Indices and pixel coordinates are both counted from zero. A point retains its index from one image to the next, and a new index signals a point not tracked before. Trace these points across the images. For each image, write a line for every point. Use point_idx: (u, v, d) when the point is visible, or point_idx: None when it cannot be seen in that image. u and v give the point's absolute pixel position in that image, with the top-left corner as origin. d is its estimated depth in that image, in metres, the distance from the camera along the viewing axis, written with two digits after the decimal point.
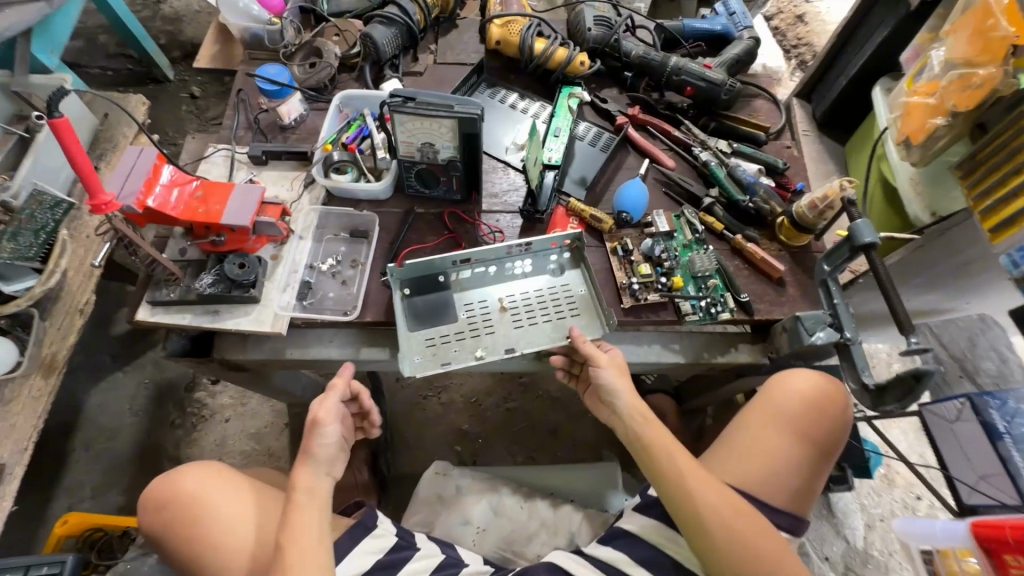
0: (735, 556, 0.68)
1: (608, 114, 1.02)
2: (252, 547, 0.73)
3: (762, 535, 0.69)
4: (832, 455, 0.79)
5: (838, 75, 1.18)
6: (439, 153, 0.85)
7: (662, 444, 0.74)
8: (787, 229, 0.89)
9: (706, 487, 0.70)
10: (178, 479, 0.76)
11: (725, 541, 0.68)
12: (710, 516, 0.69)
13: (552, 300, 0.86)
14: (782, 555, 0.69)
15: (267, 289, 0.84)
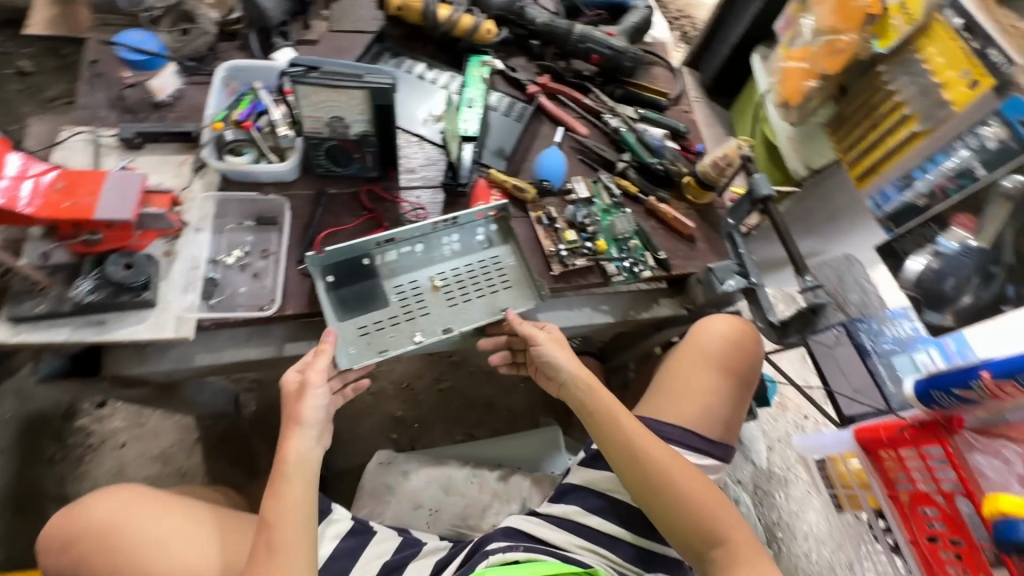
0: (676, 506, 0.70)
1: (518, 83, 1.02)
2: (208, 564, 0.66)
3: (699, 486, 0.72)
4: (751, 393, 0.89)
5: (723, 43, 1.28)
6: (350, 128, 0.80)
7: (605, 404, 0.76)
8: (694, 187, 0.96)
9: (647, 439, 0.74)
10: (100, 501, 0.68)
11: (666, 492, 0.71)
12: (652, 467, 0.72)
13: (483, 273, 0.85)
14: (719, 503, 0.71)
15: (164, 290, 0.74)
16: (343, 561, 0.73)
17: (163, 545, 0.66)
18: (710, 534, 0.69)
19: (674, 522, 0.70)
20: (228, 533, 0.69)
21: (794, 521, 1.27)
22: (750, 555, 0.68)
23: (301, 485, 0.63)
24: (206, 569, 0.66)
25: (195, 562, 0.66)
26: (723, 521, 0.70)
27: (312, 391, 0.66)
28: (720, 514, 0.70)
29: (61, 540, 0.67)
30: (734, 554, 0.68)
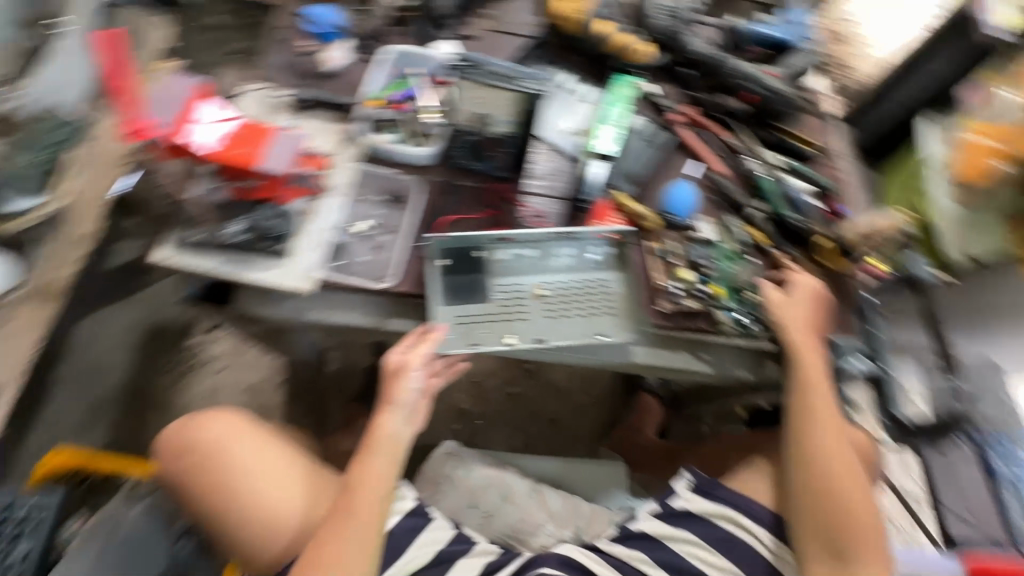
0: (835, 523, 0.75)
1: (660, 110, 0.99)
2: (293, 511, 0.68)
3: (864, 519, 0.75)
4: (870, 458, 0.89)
5: (883, 106, 1.13)
6: (495, 128, 0.86)
7: (817, 402, 0.79)
8: (829, 252, 0.89)
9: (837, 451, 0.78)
10: (199, 425, 0.70)
11: (832, 504, 0.75)
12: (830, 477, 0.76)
13: (588, 290, 0.84)
14: (872, 543, 0.75)
15: (296, 244, 0.80)
16: (399, 539, 0.75)
17: (256, 478, 0.69)
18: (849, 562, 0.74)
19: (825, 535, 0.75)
20: (315, 484, 0.72)
21: None
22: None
23: (385, 457, 0.68)
24: (291, 510, 0.68)
25: (282, 503, 0.68)
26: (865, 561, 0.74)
27: (410, 372, 0.69)
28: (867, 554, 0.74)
29: (167, 448, 0.71)
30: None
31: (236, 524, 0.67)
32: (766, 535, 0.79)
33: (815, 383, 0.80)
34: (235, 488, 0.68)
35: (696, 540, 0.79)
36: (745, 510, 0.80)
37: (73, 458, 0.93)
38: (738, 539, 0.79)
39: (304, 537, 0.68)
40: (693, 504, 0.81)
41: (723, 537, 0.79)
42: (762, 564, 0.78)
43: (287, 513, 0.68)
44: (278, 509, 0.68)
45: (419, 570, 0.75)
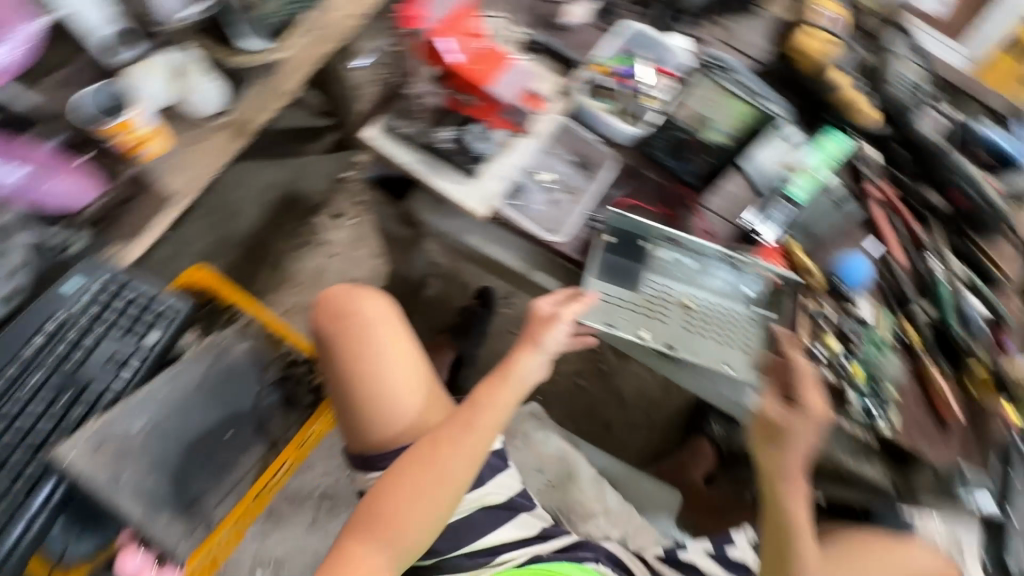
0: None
1: (860, 177, 0.95)
2: (409, 410, 0.71)
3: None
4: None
5: None
6: (709, 136, 0.85)
7: (791, 504, 0.76)
8: (982, 382, 0.85)
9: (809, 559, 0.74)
10: (361, 297, 0.74)
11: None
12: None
13: (732, 320, 0.84)
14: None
15: (486, 170, 0.83)
16: (482, 472, 0.76)
17: (389, 367, 0.71)
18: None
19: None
20: (433, 394, 0.74)
21: None
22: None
23: (512, 393, 0.69)
24: (409, 408, 0.71)
25: (403, 398, 0.71)
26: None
27: (560, 324, 0.72)
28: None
29: (324, 304, 0.75)
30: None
31: (358, 400, 0.70)
32: None
33: (796, 482, 0.76)
34: (368, 368, 0.70)
35: None
36: None
37: (211, 277, 0.98)
38: None
39: (411, 434, 0.71)
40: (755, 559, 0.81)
41: None
42: None
43: (405, 411, 0.71)
44: (397, 405, 0.71)
45: (490, 506, 0.75)
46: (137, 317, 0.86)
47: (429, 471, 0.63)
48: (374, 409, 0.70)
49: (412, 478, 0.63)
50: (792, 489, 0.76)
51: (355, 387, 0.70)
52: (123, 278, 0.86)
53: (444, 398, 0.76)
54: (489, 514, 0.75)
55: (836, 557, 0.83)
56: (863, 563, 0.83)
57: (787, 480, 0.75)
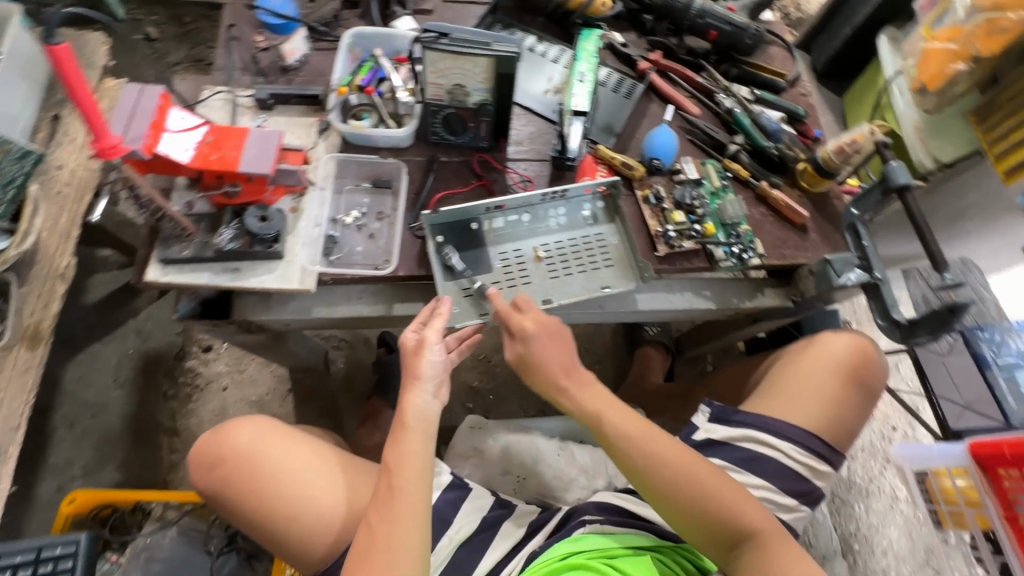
0: (690, 495, 0.67)
1: (628, 59, 1.00)
2: (335, 504, 0.71)
3: (714, 478, 0.68)
4: (851, 382, 0.83)
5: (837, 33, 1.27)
6: (470, 97, 0.83)
7: (584, 392, 0.72)
8: (810, 174, 0.91)
9: (626, 425, 0.70)
10: (231, 433, 0.73)
11: (669, 487, 0.67)
12: (645, 456, 0.69)
13: (587, 246, 0.85)
14: (740, 493, 0.68)
15: (290, 245, 0.79)
16: (446, 512, 0.76)
17: (295, 477, 0.71)
18: (733, 531, 0.67)
19: (685, 516, 0.68)
20: (353, 476, 0.74)
21: (873, 535, 1.30)
22: (779, 546, 0.66)
23: (418, 437, 0.67)
24: (334, 503, 0.71)
25: (324, 498, 0.71)
26: (750, 516, 0.67)
27: (430, 347, 0.69)
28: (747, 509, 0.67)
29: (198, 461, 0.73)
30: (764, 543, 0.66)
31: (282, 526, 0.70)
32: (792, 447, 0.78)
33: (567, 380, 0.72)
34: (274, 492, 0.70)
35: (727, 465, 0.79)
36: (770, 429, 0.79)
37: (98, 492, 0.89)
38: (768, 456, 0.78)
39: (351, 525, 0.70)
40: (717, 434, 0.81)
41: (751, 456, 0.79)
42: (794, 474, 0.79)
43: (332, 507, 0.70)
44: (323, 507, 0.70)
45: (469, 538, 0.75)
46: None
47: (379, 556, 0.61)
48: (303, 524, 0.70)
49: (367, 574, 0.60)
50: (572, 384, 0.72)
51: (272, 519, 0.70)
52: None
53: (366, 470, 0.76)
54: (473, 544, 0.75)
55: (771, 393, 0.84)
56: (789, 389, 0.83)
57: (562, 385, 0.72)
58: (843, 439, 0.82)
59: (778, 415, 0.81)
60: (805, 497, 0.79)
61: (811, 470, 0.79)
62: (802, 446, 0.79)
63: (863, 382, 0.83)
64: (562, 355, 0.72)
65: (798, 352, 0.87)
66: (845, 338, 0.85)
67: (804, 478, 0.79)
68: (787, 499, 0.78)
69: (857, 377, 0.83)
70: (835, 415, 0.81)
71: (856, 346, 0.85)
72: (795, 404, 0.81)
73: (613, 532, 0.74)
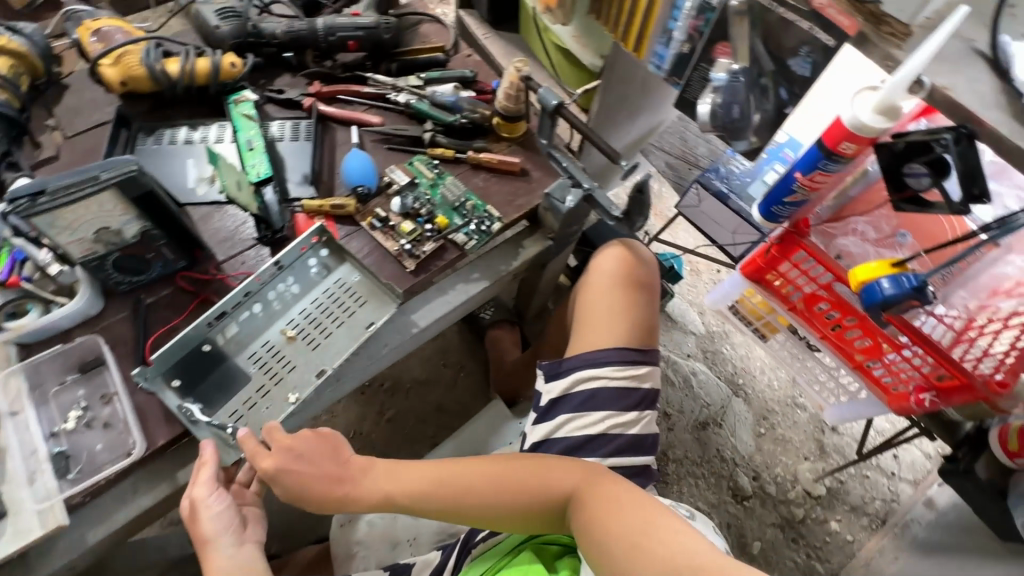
0: (498, 504, 0.67)
1: (291, 103, 0.96)
2: None
3: (511, 472, 0.69)
4: (634, 286, 0.89)
5: None
6: (124, 232, 0.73)
7: (368, 478, 0.70)
8: (504, 125, 0.94)
9: (417, 481, 0.70)
10: None
11: (481, 508, 0.67)
12: (446, 497, 0.68)
13: (334, 298, 0.81)
14: (542, 467, 0.69)
15: (5, 493, 0.65)
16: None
17: None
18: (556, 504, 0.67)
19: (511, 520, 0.68)
20: None
21: (748, 365, 1.46)
22: (593, 490, 0.65)
23: None
24: None
25: None
26: (560, 481, 0.68)
27: (205, 503, 0.63)
28: (550, 479, 0.68)
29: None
30: (581, 498, 0.66)
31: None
32: (610, 368, 0.82)
33: (342, 483, 0.69)
34: None
35: (573, 414, 0.82)
36: (588, 362, 0.83)
37: None
38: (596, 389, 0.82)
39: None
40: (552, 391, 0.84)
41: (586, 397, 0.82)
42: (623, 390, 0.82)
43: None
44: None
45: None
46: None
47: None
48: None
49: None
50: (352, 483, 0.70)
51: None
52: None
53: None
54: None
55: (580, 331, 0.89)
56: (590, 321, 0.88)
57: (341, 492, 0.69)
58: (647, 335, 0.87)
59: (589, 346, 0.85)
60: (644, 401, 0.83)
61: (636, 378, 0.83)
62: (618, 362, 0.83)
63: (639, 279, 0.90)
64: (321, 464, 0.68)
65: (583, 286, 0.93)
66: (608, 249, 0.92)
67: (635, 388, 0.83)
68: (630, 414, 0.82)
69: (632, 278, 0.90)
70: (631, 321, 0.87)
71: (622, 251, 0.91)
72: (598, 330, 0.86)
73: (494, 545, 0.73)
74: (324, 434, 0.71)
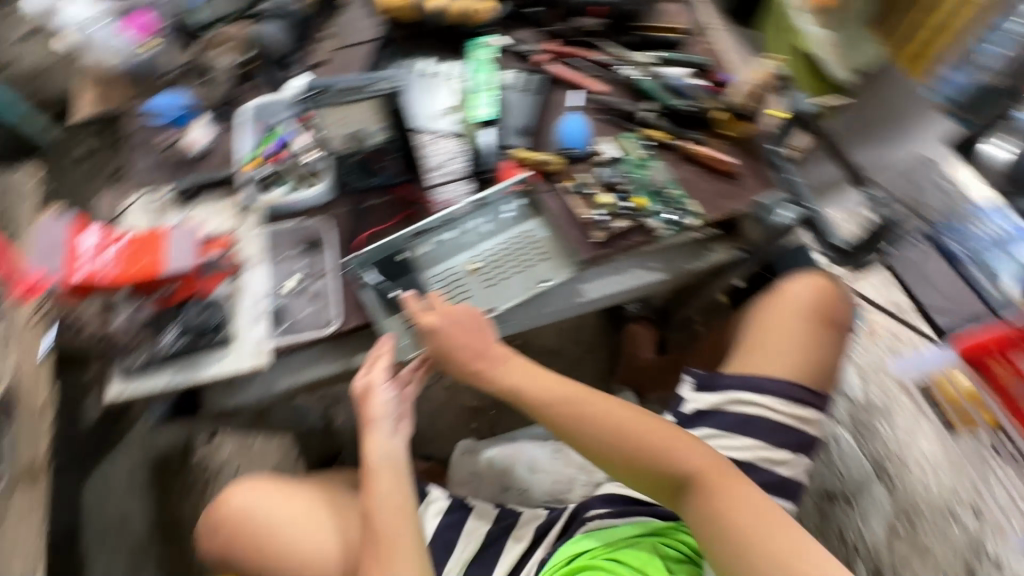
0: (616, 446, 0.67)
1: (525, 57, 1.00)
2: (332, 550, 0.67)
3: (641, 426, 0.67)
4: (826, 327, 0.81)
5: None
6: (370, 140, 0.85)
7: (505, 367, 0.73)
8: (728, 122, 0.90)
9: (546, 392, 0.71)
10: (224, 500, 0.71)
11: (598, 441, 0.68)
12: (569, 417, 0.69)
13: (518, 246, 0.86)
14: (674, 436, 0.67)
15: (237, 326, 0.80)
16: (448, 536, 0.76)
17: (286, 530, 0.69)
18: (667, 478, 0.66)
19: (619, 465, 0.68)
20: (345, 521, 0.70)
21: (904, 450, 1.28)
22: (717, 483, 0.64)
23: (388, 478, 0.68)
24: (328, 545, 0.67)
25: (318, 546, 0.68)
26: (683, 458, 0.65)
27: (378, 388, 0.71)
28: (678, 450, 0.65)
29: (207, 529, 0.72)
30: (700, 483, 0.64)
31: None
32: (775, 401, 0.77)
33: (480, 363, 0.73)
34: (275, 547, 0.68)
35: (719, 432, 0.78)
36: (750, 386, 0.78)
37: None
38: (754, 415, 0.77)
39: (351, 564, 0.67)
40: (701, 404, 0.81)
41: (741, 418, 0.78)
42: (783, 427, 0.77)
43: (327, 551, 0.67)
44: (319, 558, 0.67)
45: (477, 556, 0.76)
46: None
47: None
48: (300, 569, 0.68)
49: None
50: (489, 365, 0.73)
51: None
52: None
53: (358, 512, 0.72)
54: (482, 563, 0.76)
55: (746, 351, 0.82)
56: (762, 343, 0.81)
57: (476, 369, 0.73)
58: (826, 381, 0.81)
59: (758, 370, 0.79)
60: (802, 446, 0.78)
61: (801, 420, 0.78)
62: (788, 398, 0.77)
63: (832, 321, 0.82)
64: (469, 341, 0.72)
65: (764, 303, 0.86)
66: (805, 275, 0.85)
67: (796, 428, 0.77)
68: (784, 452, 0.77)
69: (825, 318, 0.82)
70: (813, 358, 0.80)
71: (826, 284, 0.83)
72: (770, 356, 0.80)
73: (614, 526, 0.75)
74: (478, 319, 0.73)
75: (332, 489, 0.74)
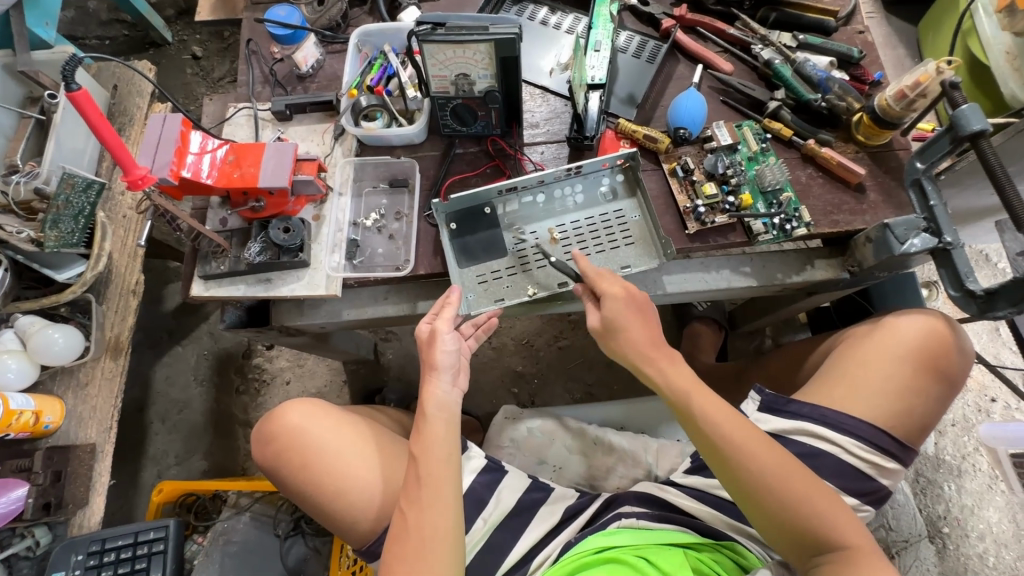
0: (772, 493, 0.63)
1: (651, 19, 0.92)
2: (375, 486, 0.71)
3: (801, 478, 0.63)
4: (937, 380, 0.73)
5: None
6: (476, 85, 0.79)
7: (672, 371, 0.70)
8: (866, 126, 0.79)
9: (716, 414, 0.66)
10: (284, 413, 0.74)
11: (753, 481, 0.63)
12: (730, 446, 0.64)
13: (605, 224, 0.81)
14: (832, 500, 0.63)
15: (315, 251, 0.81)
16: (480, 494, 0.76)
17: (338, 455, 0.72)
18: (816, 540, 0.62)
19: (761, 513, 0.64)
20: (389, 461, 0.74)
21: (967, 518, 1.18)
22: (874, 565, 0.60)
23: (442, 428, 0.69)
24: (372, 481, 0.71)
25: (365, 480, 0.71)
26: (838, 525, 0.61)
27: (443, 336, 0.71)
28: (833, 514, 0.62)
29: (258, 439, 0.75)
30: (850, 557, 0.61)
31: (336, 508, 0.71)
32: (852, 442, 0.71)
33: (653, 355, 0.70)
34: (321, 470, 0.72)
35: None
36: (828, 423, 0.71)
37: (176, 482, 1.02)
38: (826, 452, 0.71)
39: (390, 502, 0.71)
40: (764, 426, 0.75)
41: (808, 451, 0.72)
42: (855, 472, 0.71)
43: (370, 485, 0.71)
44: (361, 488, 0.71)
45: (504, 520, 0.76)
46: (132, 560, 0.91)
47: (410, 539, 0.63)
48: (339, 498, 0.71)
49: (403, 561, 0.62)
50: (659, 364, 0.70)
51: (324, 500, 0.72)
52: (99, 537, 0.90)
53: (400, 454, 0.76)
54: (508, 528, 0.76)
55: (828, 382, 0.75)
56: (850, 378, 0.74)
57: (646, 360, 0.70)
58: (915, 432, 0.73)
59: (840, 405, 0.72)
60: (870, 496, 0.72)
61: (875, 468, 0.72)
62: (866, 441, 0.71)
63: (945, 371, 0.73)
64: (642, 330, 0.71)
65: (864, 332, 0.78)
66: (920, 314, 0.76)
67: (869, 476, 0.72)
68: (850, 499, 0.71)
69: (934, 363, 0.73)
70: (907, 407, 0.72)
71: (945, 327, 0.74)
72: (859, 394, 0.72)
73: (650, 529, 0.73)
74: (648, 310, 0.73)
75: (378, 425, 0.79)
